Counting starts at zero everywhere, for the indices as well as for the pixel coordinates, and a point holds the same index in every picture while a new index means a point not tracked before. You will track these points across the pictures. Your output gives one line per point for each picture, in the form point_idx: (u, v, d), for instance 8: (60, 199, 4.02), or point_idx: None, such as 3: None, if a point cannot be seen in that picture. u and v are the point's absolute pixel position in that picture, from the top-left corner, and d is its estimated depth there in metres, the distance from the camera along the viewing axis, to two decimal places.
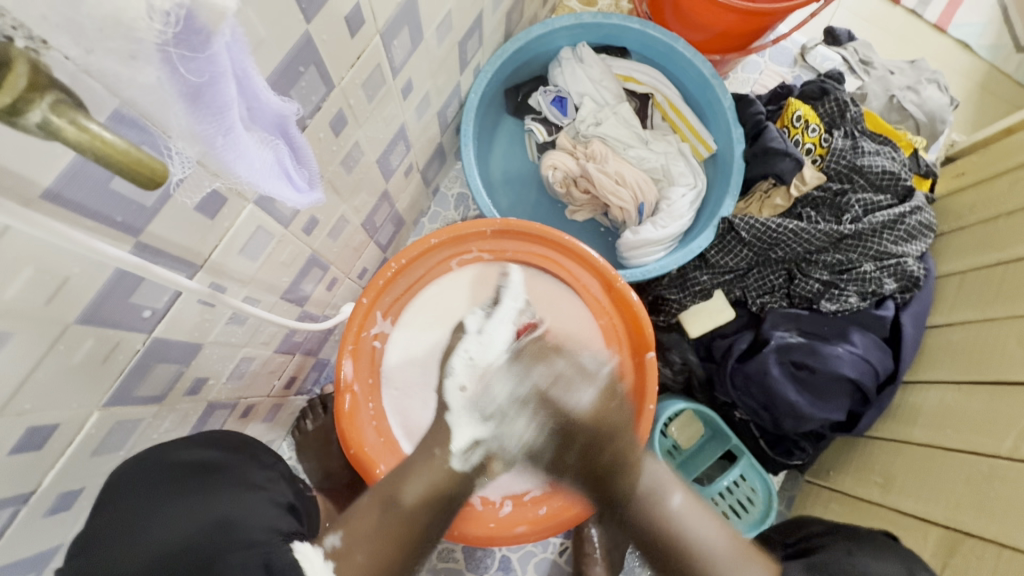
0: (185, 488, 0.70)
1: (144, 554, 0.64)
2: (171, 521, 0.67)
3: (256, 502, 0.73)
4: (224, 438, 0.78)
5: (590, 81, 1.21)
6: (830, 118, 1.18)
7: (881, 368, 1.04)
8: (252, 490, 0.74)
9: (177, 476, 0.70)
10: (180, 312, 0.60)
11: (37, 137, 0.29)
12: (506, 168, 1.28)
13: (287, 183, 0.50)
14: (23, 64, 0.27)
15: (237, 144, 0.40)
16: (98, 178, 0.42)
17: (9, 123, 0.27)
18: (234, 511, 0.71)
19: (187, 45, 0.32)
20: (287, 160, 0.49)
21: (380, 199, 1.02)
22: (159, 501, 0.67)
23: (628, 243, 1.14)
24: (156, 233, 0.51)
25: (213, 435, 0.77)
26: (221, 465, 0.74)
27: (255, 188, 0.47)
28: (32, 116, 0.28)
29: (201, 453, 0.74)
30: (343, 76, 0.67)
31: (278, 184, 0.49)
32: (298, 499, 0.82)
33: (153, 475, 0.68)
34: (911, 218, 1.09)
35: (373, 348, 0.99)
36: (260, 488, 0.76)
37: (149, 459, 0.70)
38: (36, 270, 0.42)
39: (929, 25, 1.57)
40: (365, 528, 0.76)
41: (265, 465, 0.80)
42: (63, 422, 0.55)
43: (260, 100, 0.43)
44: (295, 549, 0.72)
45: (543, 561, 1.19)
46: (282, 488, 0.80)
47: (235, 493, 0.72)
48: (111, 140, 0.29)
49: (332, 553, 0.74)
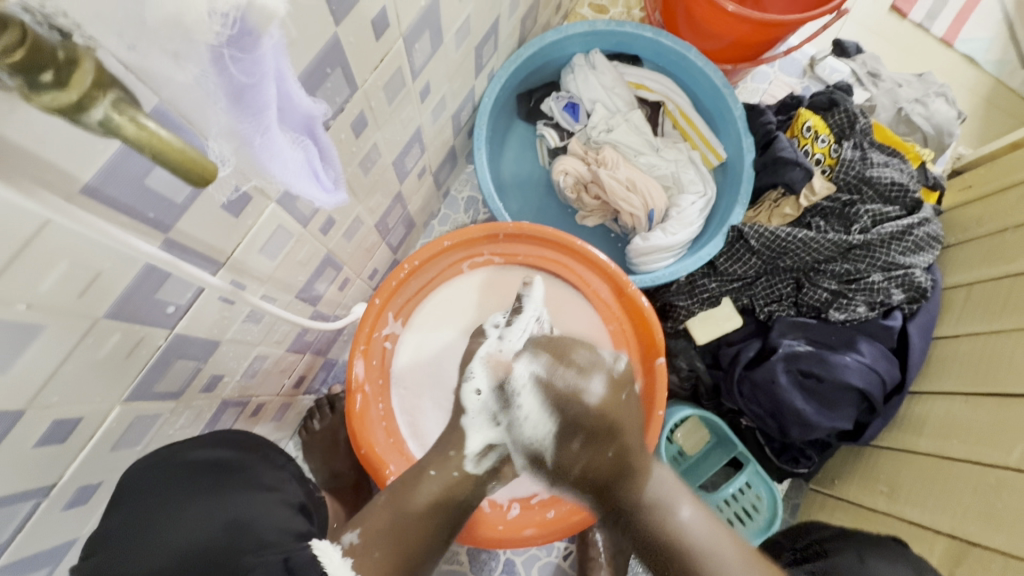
0: (199, 490, 0.71)
1: (158, 555, 0.66)
2: (182, 525, 0.69)
3: (269, 503, 0.76)
4: (238, 438, 0.79)
5: (602, 88, 1.22)
6: (839, 129, 1.19)
7: (888, 378, 1.04)
8: (262, 493, 0.76)
9: (192, 479, 0.71)
10: (201, 309, 0.60)
11: (97, 134, 0.30)
12: (516, 172, 1.29)
13: (314, 184, 0.51)
14: (91, 62, 0.28)
15: (272, 144, 0.41)
16: (135, 174, 0.43)
17: (73, 121, 0.29)
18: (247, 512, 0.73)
19: (237, 46, 0.33)
20: (315, 160, 0.50)
21: (393, 201, 1.03)
22: (171, 503, 0.68)
23: (638, 249, 1.15)
24: (184, 231, 0.51)
25: (227, 436, 0.78)
26: (235, 465, 0.76)
27: (284, 187, 0.47)
28: (95, 114, 0.29)
29: (212, 454, 0.74)
30: (366, 79, 0.68)
31: (306, 183, 0.49)
32: (308, 499, 0.83)
33: (166, 473, 0.69)
34: (919, 230, 1.10)
35: (383, 349, 1.00)
36: (271, 490, 0.78)
37: (159, 458, 0.70)
38: (71, 265, 0.43)
39: (936, 39, 1.58)
40: (383, 529, 0.77)
41: (277, 466, 0.82)
42: (86, 416, 0.55)
43: (293, 100, 0.43)
44: (313, 547, 0.73)
45: (547, 565, 1.19)
46: (292, 489, 0.81)
47: (249, 495, 0.75)
48: (168, 138, 0.30)
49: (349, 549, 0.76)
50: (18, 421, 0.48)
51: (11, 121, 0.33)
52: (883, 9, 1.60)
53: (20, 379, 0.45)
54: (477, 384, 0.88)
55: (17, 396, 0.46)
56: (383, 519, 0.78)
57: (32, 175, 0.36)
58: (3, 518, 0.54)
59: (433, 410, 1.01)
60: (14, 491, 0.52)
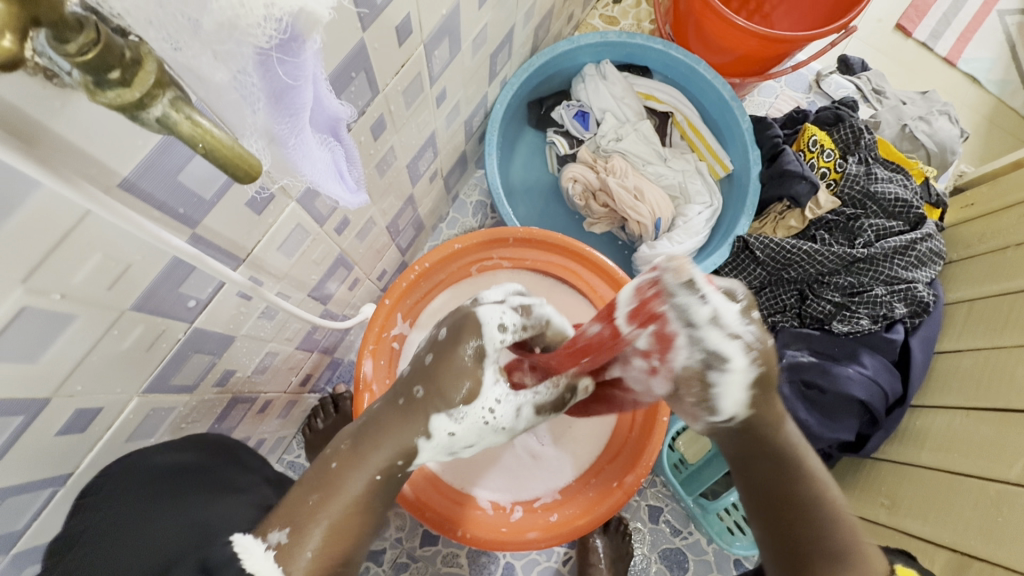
0: (161, 493, 0.66)
1: (114, 559, 0.61)
2: (145, 526, 0.64)
3: (237, 505, 0.71)
4: (202, 441, 0.75)
5: (612, 98, 1.24)
6: (844, 144, 1.21)
7: (890, 391, 1.05)
8: (231, 494, 0.72)
9: (158, 481, 0.66)
10: (219, 304, 0.61)
11: (153, 130, 0.32)
12: (525, 178, 1.30)
13: (340, 184, 0.52)
14: (153, 63, 0.29)
15: (304, 145, 0.42)
16: (169, 170, 0.44)
17: (133, 116, 0.30)
18: (212, 516, 0.68)
19: (284, 50, 0.34)
20: (341, 161, 0.51)
21: (405, 203, 1.04)
22: (135, 505, 0.64)
23: (645, 257, 1.16)
24: (211, 226, 0.52)
25: (195, 439, 0.74)
26: (197, 468, 0.72)
27: (311, 186, 0.48)
28: (154, 110, 0.30)
29: (179, 457, 0.70)
30: (387, 83, 0.69)
31: (333, 183, 0.50)
32: (277, 503, 0.78)
33: (131, 475, 0.64)
34: (923, 245, 1.11)
35: (391, 349, 1.01)
36: (238, 493, 0.73)
37: (126, 459, 0.65)
38: (104, 257, 0.44)
39: (940, 59, 1.61)
40: (321, 516, 0.63)
41: (247, 470, 0.78)
42: (106, 406, 0.56)
43: (325, 102, 0.45)
44: (234, 542, 0.62)
45: (547, 570, 1.19)
46: (263, 492, 0.77)
47: (213, 499, 0.70)
48: (219, 135, 0.32)
49: (276, 546, 0.61)
50: (43, 409, 0.49)
51: (62, 114, 0.35)
52: (888, 28, 1.62)
53: (48, 367, 0.46)
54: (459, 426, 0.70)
55: (43, 384, 0.47)
56: (320, 508, 0.63)
57: (75, 168, 0.37)
58: (20, 504, 0.54)
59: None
60: (32, 479, 0.53)
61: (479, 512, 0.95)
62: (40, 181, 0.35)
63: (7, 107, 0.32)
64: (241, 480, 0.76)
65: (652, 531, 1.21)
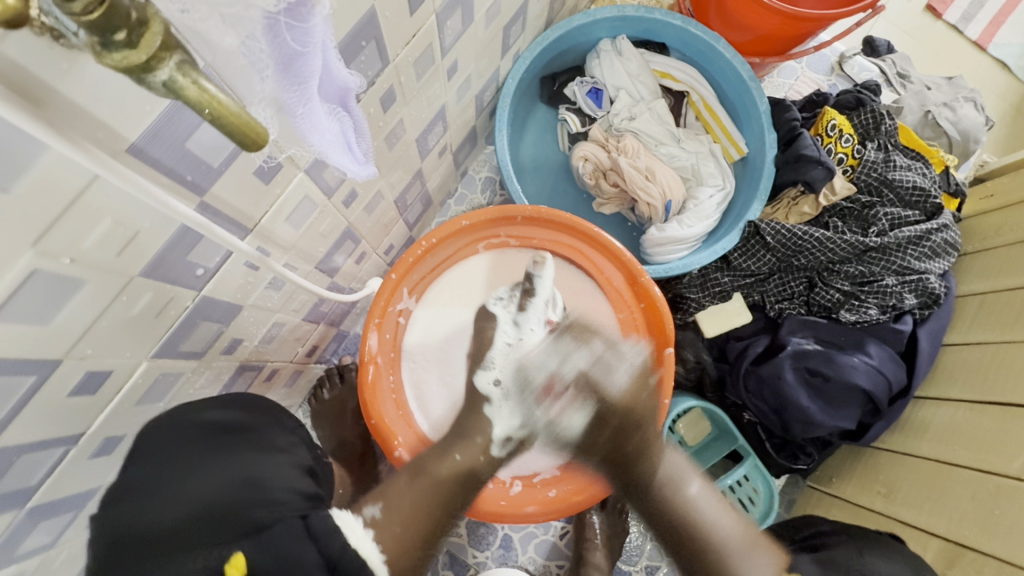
0: (214, 447, 0.70)
1: (172, 509, 0.64)
2: (198, 479, 0.67)
3: (281, 465, 0.74)
4: (246, 401, 0.79)
5: (627, 75, 1.21)
6: (864, 129, 1.18)
7: (895, 381, 1.04)
8: (273, 453, 0.75)
9: (204, 436, 0.71)
10: (227, 273, 0.62)
11: (161, 94, 0.32)
12: (536, 156, 1.29)
13: (348, 156, 0.51)
14: (159, 24, 0.29)
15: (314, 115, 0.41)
16: (177, 137, 0.44)
17: (141, 80, 0.30)
18: (260, 471, 0.70)
19: (293, 14, 0.35)
20: (349, 131, 0.50)
21: (413, 178, 1.03)
22: (187, 459, 0.68)
23: (654, 239, 1.15)
24: (219, 196, 0.52)
25: (237, 398, 0.78)
26: (245, 426, 0.75)
27: (320, 157, 0.47)
28: (161, 73, 0.30)
29: (223, 416, 0.74)
30: (397, 54, 0.68)
31: (342, 155, 0.50)
32: (316, 463, 0.82)
33: (179, 431, 0.69)
34: (938, 236, 1.09)
35: (397, 323, 1.01)
36: (280, 451, 0.76)
37: (171, 419, 0.70)
38: (113, 223, 0.44)
39: (969, 43, 1.55)
40: (400, 502, 0.76)
41: (287, 430, 0.81)
42: (116, 370, 0.57)
43: (334, 69, 0.44)
44: (335, 516, 0.69)
45: (544, 543, 1.22)
46: (302, 453, 0.80)
47: (263, 454, 0.73)
48: (226, 102, 0.32)
49: (371, 522, 0.73)
50: (55, 370, 0.50)
51: (69, 76, 0.34)
52: (917, 8, 1.56)
53: (60, 330, 0.47)
54: (496, 372, 0.94)
55: (57, 345, 0.48)
56: (403, 491, 0.78)
57: (85, 133, 0.37)
58: (35, 462, 0.56)
59: (439, 384, 1.03)
60: (46, 438, 0.55)
61: (477, 485, 0.96)
62: (48, 144, 0.35)
63: (13, 65, 0.31)
64: (281, 440, 0.79)
65: None
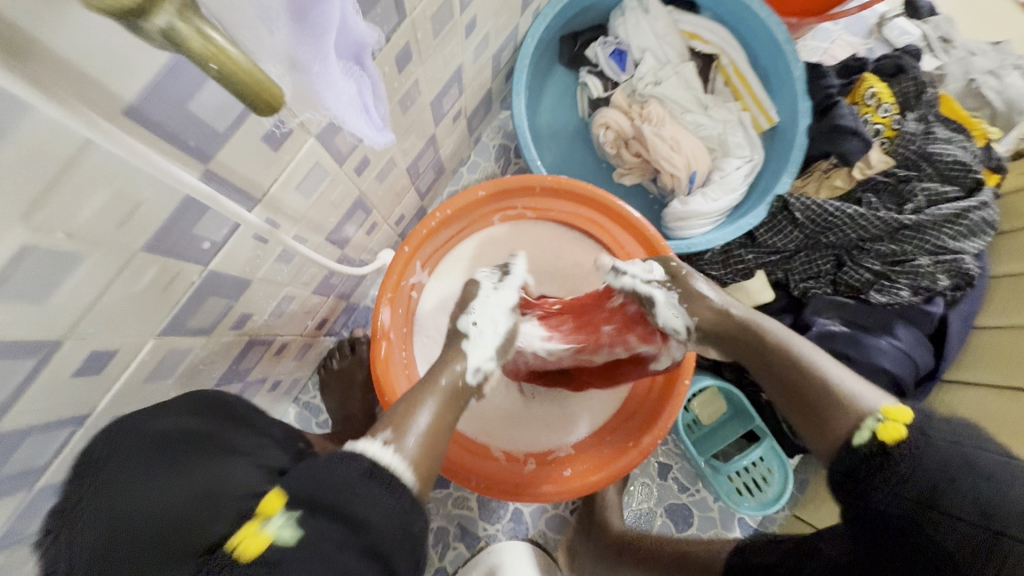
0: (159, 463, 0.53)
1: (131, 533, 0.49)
2: (156, 493, 0.51)
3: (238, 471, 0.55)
4: (215, 404, 0.63)
5: (654, 35, 1.13)
6: (904, 98, 1.11)
7: (921, 364, 1.00)
8: (229, 457, 0.57)
9: (145, 452, 0.53)
10: (235, 246, 0.58)
11: (159, 45, 0.27)
12: (553, 123, 1.22)
13: (367, 121, 0.46)
14: None
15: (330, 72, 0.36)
16: (178, 97, 0.39)
17: (134, 27, 0.25)
18: (220, 481, 0.53)
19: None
20: (368, 96, 0.45)
21: (426, 144, 0.98)
22: (142, 469, 0.52)
23: (677, 214, 1.10)
24: (224, 162, 0.48)
25: (205, 398, 0.63)
26: (202, 433, 0.58)
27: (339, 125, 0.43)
28: (158, 20, 0.25)
29: (182, 422, 0.58)
30: (415, 6, 0.62)
31: (362, 120, 0.44)
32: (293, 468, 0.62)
33: (133, 439, 0.54)
34: (978, 213, 1.03)
35: (409, 298, 0.98)
36: (241, 454, 0.58)
37: (122, 427, 0.55)
38: (112, 194, 0.40)
39: (1016, 5, 1.45)
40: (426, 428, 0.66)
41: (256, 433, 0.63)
42: (121, 348, 0.54)
43: (349, 21, 0.39)
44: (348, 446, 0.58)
45: (554, 517, 1.22)
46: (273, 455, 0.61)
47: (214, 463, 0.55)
48: (235, 56, 0.28)
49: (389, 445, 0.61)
50: (56, 350, 0.46)
51: (54, 25, 0.30)
52: None
53: (59, 309, 0.44)
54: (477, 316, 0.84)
55: (57, 324, 0.44)
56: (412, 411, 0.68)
57: (76, 92, 0.33)
58: (41, 442, 0.54)
59: None
60: (51, 418, 0.52)
61: (492, 462, 0.95)
62: (33, 103, 0.31)
63: None
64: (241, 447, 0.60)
65: (660, 486, 1.23)
